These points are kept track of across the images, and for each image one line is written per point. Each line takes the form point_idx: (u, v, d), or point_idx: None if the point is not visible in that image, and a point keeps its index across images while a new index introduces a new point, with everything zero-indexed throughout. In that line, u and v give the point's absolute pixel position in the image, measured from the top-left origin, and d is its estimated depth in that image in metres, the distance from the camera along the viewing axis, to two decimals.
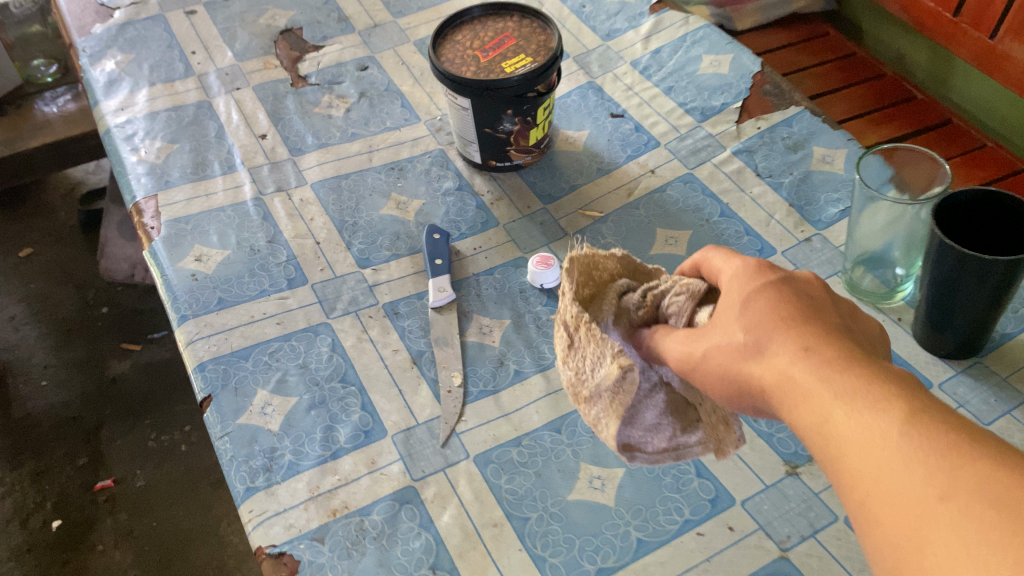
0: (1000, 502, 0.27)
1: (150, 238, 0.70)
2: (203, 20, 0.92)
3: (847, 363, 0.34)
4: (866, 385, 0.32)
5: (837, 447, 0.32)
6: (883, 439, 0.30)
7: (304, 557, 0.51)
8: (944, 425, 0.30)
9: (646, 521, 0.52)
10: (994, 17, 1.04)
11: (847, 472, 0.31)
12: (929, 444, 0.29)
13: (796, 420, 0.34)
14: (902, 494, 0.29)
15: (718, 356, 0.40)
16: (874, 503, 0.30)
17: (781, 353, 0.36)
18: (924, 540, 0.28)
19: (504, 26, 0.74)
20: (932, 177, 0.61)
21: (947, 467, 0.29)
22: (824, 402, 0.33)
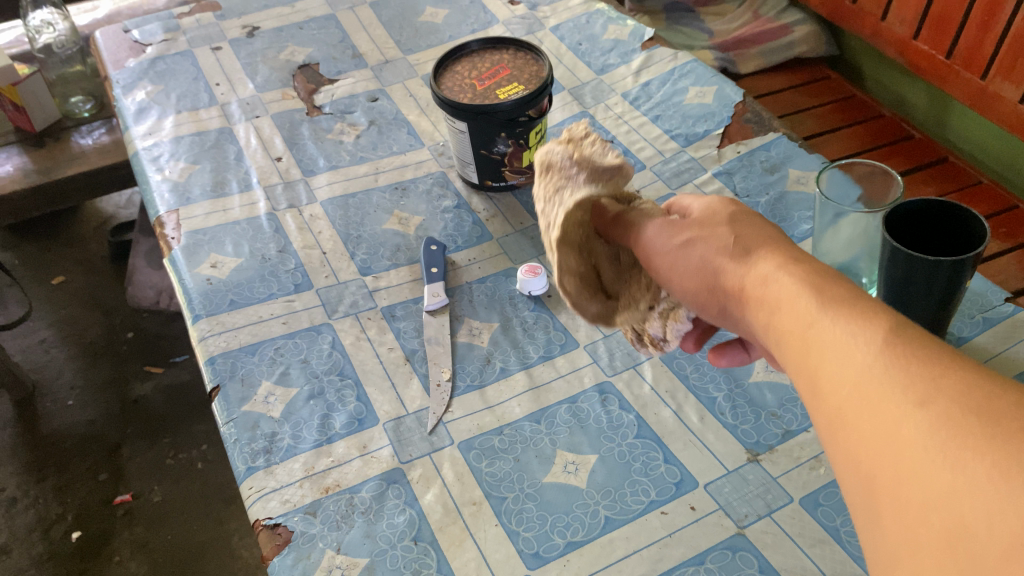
0: (978, 409, 0.28)
1: (171, 247, 0.76)
2: (228, 56, 1.00)
3: (835, 280, 0.37)
4: (852, 298, 0.35)
5: (819, 353, 0.34)
6: (866, 354, 0.32)
7: (297, 528, 0.56)
8: (926, 345, 0.31)
9: (614, 501, 0.56)
10: (983, 59, 1.08)
11: (830, 385, 0.33)
12: (909, 357, 0.31)
13: (780, 328, 0.37)
14: (882, 402, 0.30)
15: (700, 250, 0.45)
16: (850, 402, 0.31)
17: (772, 267, 0.40)
18: (896, 436, 0.29)
19: (500, 58, 0.80)
20: (888, 190, 0.67)
21: (926, 372, 0.30)
22: (811, 309, 0.36)
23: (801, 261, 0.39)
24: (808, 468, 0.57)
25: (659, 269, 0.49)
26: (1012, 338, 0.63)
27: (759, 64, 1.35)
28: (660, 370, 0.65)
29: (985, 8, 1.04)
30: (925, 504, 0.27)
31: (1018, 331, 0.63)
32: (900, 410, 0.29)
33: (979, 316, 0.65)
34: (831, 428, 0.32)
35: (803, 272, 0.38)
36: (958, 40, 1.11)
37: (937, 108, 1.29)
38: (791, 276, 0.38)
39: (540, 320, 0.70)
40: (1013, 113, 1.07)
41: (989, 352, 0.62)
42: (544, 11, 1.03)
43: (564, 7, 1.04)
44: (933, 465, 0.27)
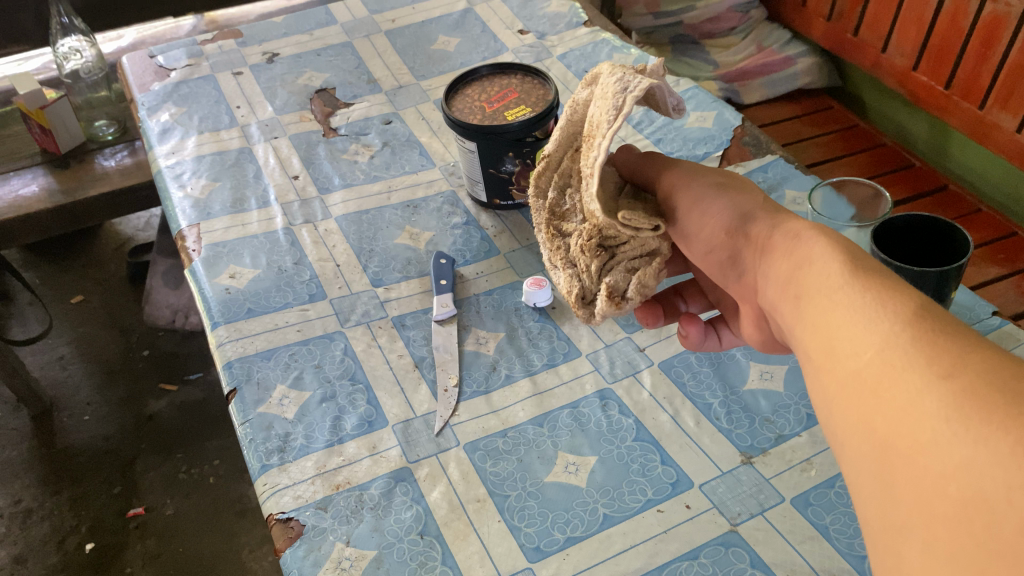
0: (1000, 386, 0.30)
1: (191, 259, 0.80)
2: (248, 81, 1.04)
3: (867, 262, 0.40)
4: (884, 278, 0.38)
5: (848, 324, 0.37)
6: (892, 330, 0.35)
7: (309, 522, 0.58)
8: (952, 328, 0.34)
9: (613, 499, 0.58)
10: (981, 90, 1.11)
11: (852, 357, 0.36)
12: (936, 336, 0.33)
13: (807, 296, 0.41)
14: (905, 375, 0.33)
15: (733, 195, 0.50)
16: (876, 372, 0.34)
17: (806, 240, 0.43)
18: (919, 407, 0.32)
19: (509, 83, 0.84)
20: (878, 211, 0.71)
21: (951, 352, 0.32)
22: (844, 283, 0.39)
23: (830, 238, 0.43)
24: (799, 470, 0.59)
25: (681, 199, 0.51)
26: None
27: (763, 96, 1.39)
28: (659, 377, 0.67)
29: (981, 40, 1.07)
30: (942, 470, 0.30)
31: (1004, 342, 0.66)
32: (926, 383, 0.32)
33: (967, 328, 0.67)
34: (849, 394, 0.35)
35: (835, 247, 0.42)
36: (956, 71, 1.14)
37: (938, 137, 1.32)
38: (823, 248, 0.42)
39: (544, 330, 0.73)
40: (1010, 142, 1.10)
41: None
42: (552, 40, 1.07)
43: (572, 36, 1.08)
44: (954, 435, 0.30)
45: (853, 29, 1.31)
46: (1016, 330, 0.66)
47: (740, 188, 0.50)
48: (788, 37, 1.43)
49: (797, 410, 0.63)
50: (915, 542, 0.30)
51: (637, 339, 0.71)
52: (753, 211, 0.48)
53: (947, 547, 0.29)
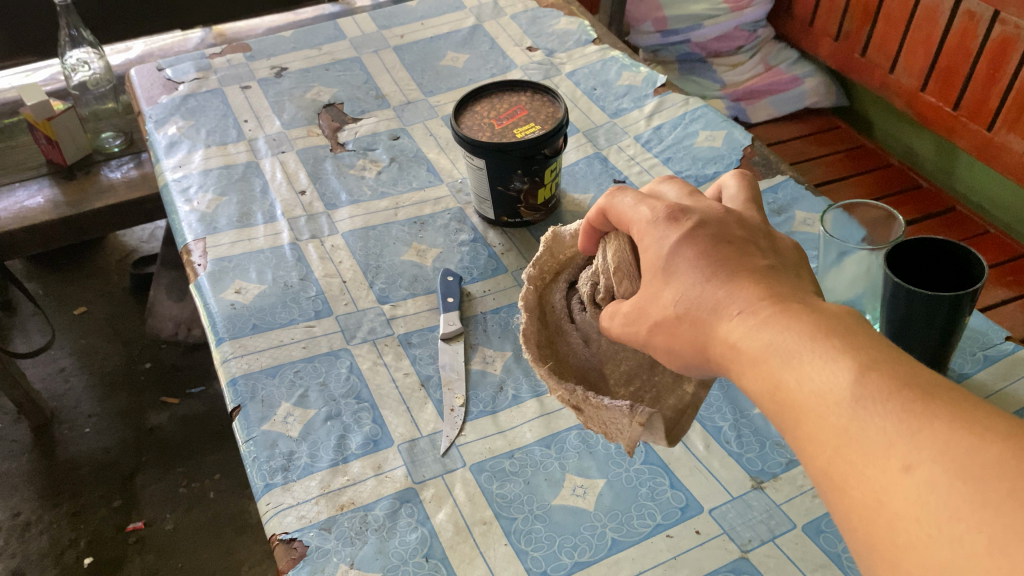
0: (964, 473, 0.30)
1: (196, 274, 0.79)
2: (256, 94, 1.04)
3: (790, 320, 0.39)
4: (807, 346, 0.37)
5: (799, 409, 0.36)
6: (836, 413, 0.34)
7: (313, 543, 0.57)
8: (890, 392, 0.33)
9: (621, 523, 0.57)
10: (990, 111, 1.11)
11: (812, 448, 0.35)
12: (881, 411, 0.33)
13: (748, 383, 0.40)
14: (868, 467, 0.33)
15: (660, 335, 0.48)
16: (839, 469, 0.34)
17: (730, 323, 0.42)
18: (892, 509, 0.31)
19: (518, 100, 0.83)
20: (890, 234, 0.70)
21: (902, 431, 0.32)
22: (779, 368, 0.38)
23: (749, 302, 0.42)
24: (810, 496, 0.58)
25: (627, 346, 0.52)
26: (1011, 375, 0.64)
27: (771, 114, 1.39)
28: None
29: (990, 62, 1.07)
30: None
31: (1018, 368, 0.65)
32: (891, 480, 0.32)
33: (980, 354, 0.66)
34: (826, 491, 0.35)
35: (758, 315, 0.41)
36: (964, 93, 1.14)
37: (945, 158, 1.31)
38: (748, 323, 0.41)
39: None
40: (1018, 164, 1.09)
41: (989, 387, 0.64)
42: (561, 57, 1.07)
43: (580, 53, 1.08)
44: (934, 537, 0.30)
45: (861, 49, 1.31)
46: None
47: (661, 322, 0.47)
48: (797, 56, 1.44)
49: None
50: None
51: None
52: (676, 339, 0.46)
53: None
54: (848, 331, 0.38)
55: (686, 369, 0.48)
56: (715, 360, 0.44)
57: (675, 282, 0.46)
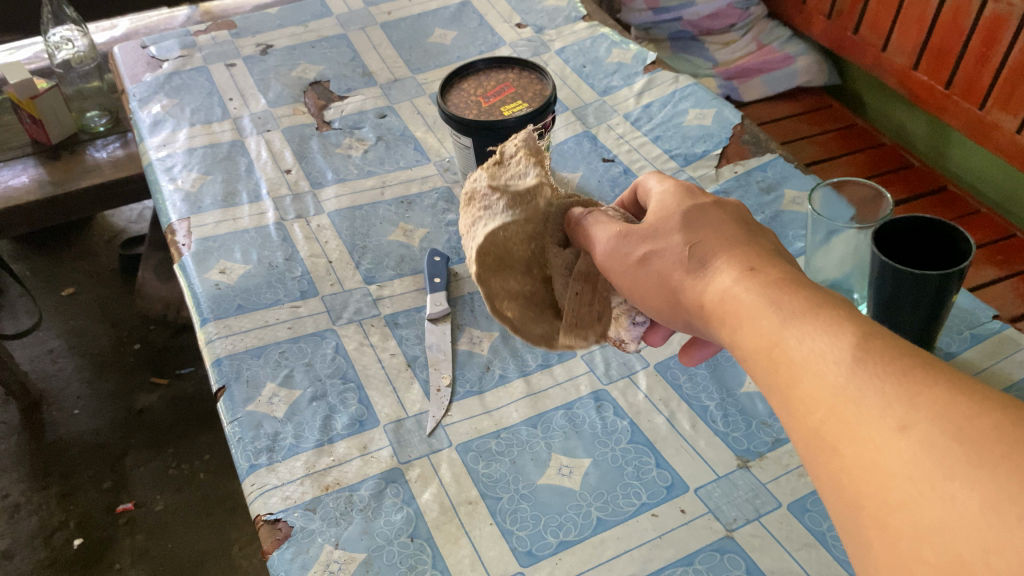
0: (959, 433, 0.29)
1: (181, 253, 0.78)
2: (242, 72, 1.03)
3: (796, 290, 0.39)
4: (811, 311, 0.37)
5: (796, 369, 0.36)
6: (835, 373, 0.34)
7: (297, 523, 0.57)
8: (894, 358, 0.33)
9: (606, 503, 0.57)
10: (982, 90, 1.10)
11: (804, 407, 0.35)
12: (882, 374, 0.32)
13: (743, 341, 0.40)
14: (861, 425, 0.32)
15: (658, 267, 0.48)
16: (831, 425, 0.33)
17: (733, 282, 0.42)
18: (883, 467, 0.30)
19: (505, 77, 0.82)
20: (879, 213, 0.70)
21: (901, 391, 0.31)
22: (779, 327, 0.38)
23: (756, 270, 0.42)
24: (796, 475, 0.58)
25: (616, 278, 0.51)
26: (999, 354, 0.64)
27: (763, 93, 1.38)
28: (655, 379, 0.66)
29: (982, 41, 1.06)
30: (922, 536, 0.28)
31: (1006, 347, 0.65)
32: (883, 437, 0.31)
33: (968, 333, 0.66)
34: (814, 451, 0.34)
35: (765, 279, 0.41)
36: (957, 71, 1.13)
37: (937, 138, 1.30)
38: (753, 283, 0.41)
39: None
40: (1010, 142, 1.09)
41: (975, 366, 0.64)
42: (551, 34, 1.06)
43: (570, 31, 1.07)
44: (923, 496, 0.29)
45: (854, 28, 1.30)
46: (1016, 334, 0.65)
47: (663, 262, 0.48)
48: (790, 34, 1.42)
49: None
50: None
51: None
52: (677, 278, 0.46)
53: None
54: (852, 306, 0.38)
55: (674, 314, 0.48)
56: (712, 322, 0.44)
57: (692, 232, 0.48)
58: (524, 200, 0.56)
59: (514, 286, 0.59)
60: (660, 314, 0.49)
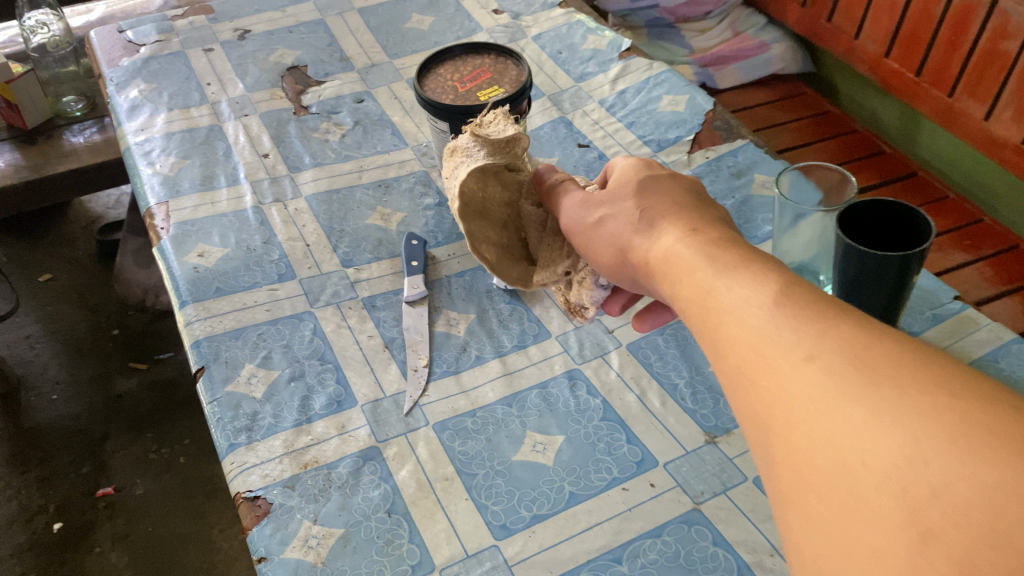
0: (855, 357, 0.30)
1: (160, 237, 0.79)
2: (219, 57, 1.03)
3: (732, 249, 0.41)
4: (744, 265, 0.39)
5: (723, 314, 0.37)
6: (756, 314, 0.35)
7: (277, 500, 0.58)
8: (809, 300, 0.34)
9: (579, 478, 0.59)
10: (951, 77, 1.12)
11: (728, 347, 0.36)
12: (795, 313, 0.34)
13: (682, 295, 0.42)
14: (772, 357, 0.33)
15: (610, 230, 0.51)
16: (747, 355, 0.35)
17: (681, 243, 0.44)
18: (788, 392, 0.32)
19: (482, 63, 0.83)
20: (845, 197, 0.72)
21: (810, 326, 0.33)
22: (714, 278, 0.39)
23: (700, 233, 0.44)
24: None
25: (576, 241, 0.56)
26: (958, 333, 0.66)
27: (738, 80, 1.40)
28: (627, 359, 0.68)
29: (951, 28, 1.09)
30: (812, 446, 0.30)
31: (965, 326, 0.67)
32: (789, 363, 0.32)
33: (930, 313, 0.68)
34: (733, 383, 0.35)
35: (706, 241, 0.43)
36: (927, 58, 1.15)
37: (908, 124, 1.33)
38: (695, 244, 0.43)
39: (514, 312, 0.73)
40: (978, 129, 1.11)
41: (936, 345, 0.66)
42: (527, 21, 1.07)
43: (546, 17, 1.08)
44: (817, 408, 0.30)
45: (827, 15, 1.32)
46: (976, 314, 0.68)
47: (617, 225, 0.51)
48: (765, 22, 1.44)
49: None
50: (800, 523, 0.30)
51: (606, 321, 0.72)
52: (629, 240, 0.50)
53: (824, 525, 0.29)
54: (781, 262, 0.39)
55: (627, 276, 0.52)
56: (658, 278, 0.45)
57: (644, 198, 0.51)
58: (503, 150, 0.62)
59: (494, 234, 0.65)
60: (613, 275, 0.53)
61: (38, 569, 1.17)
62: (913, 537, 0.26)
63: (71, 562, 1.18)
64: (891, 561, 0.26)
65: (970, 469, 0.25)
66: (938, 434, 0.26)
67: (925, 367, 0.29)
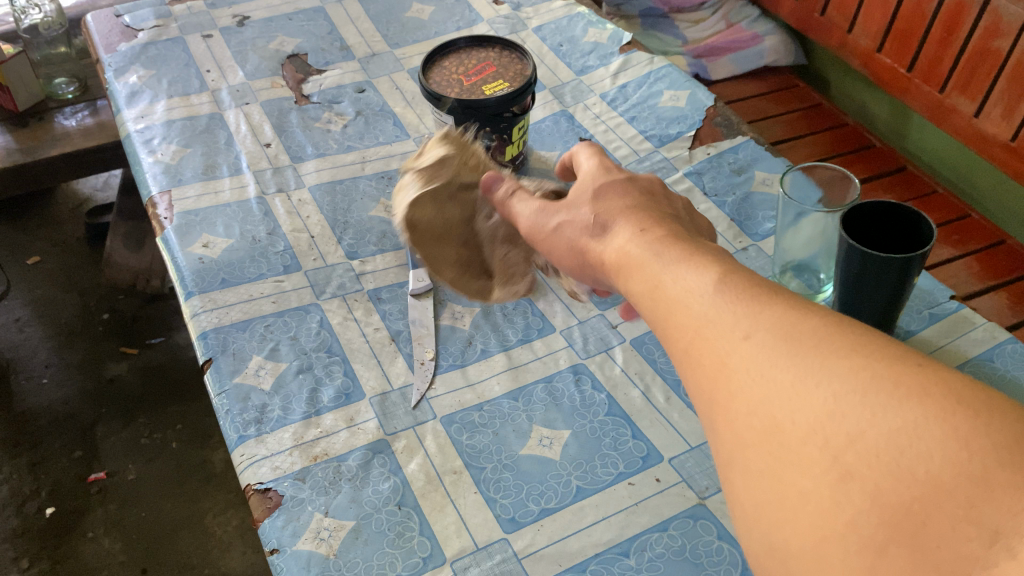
0: (785, 334, 0.34)
1: (163, 227, 0.79)
2: (218, 43, 1.03)
3: (673, 240, 0.45)
4: (685, 255, 0.42)
5: (667, 297, 0.41)
6: (696, 297, 0.39)
7: (287, 493, 0.59)
8: (746, 284, 0.38)
9: (586, 472, 0.60)
10: (942, 74, 1.13)
11: (671, 326, 0.40)
12: (733, 296, 0.38)
13: (631, 284, 0.45)
14: (712, 334, 0.37)
15: (568, 233, 0.54)
16: (689, 333, 0.38)
17: (632, 241, 0.46)
18: (727, 364, 0.35)
19: (486, 56, 0.83)
20: (846, 194, 0.73)
21: (746, 306, 0.37)
22: (660, 269, 0.42)
23: (645, 228, 0.47)
24: None
25: (537, 242, 0.58)
26: (954, 332, 0.68)
27: (731, 71, 1.40)
28: (630, 354, 0.69)
29: (944, 26, 1.10)
30: (749, 410, 0.34)
31: (962, 326, 0.68)
32: (729, 340, 0.36)
33: (927, 312, 0.70)
34: (677, 359, 0.39)
35: (653, 235, 0.46)
36: (919, 54, 1.16)
37: (899, 119, 1.34)
38: (643, 237, 0.46)
39: (519, 306, 0.74)
40: (967, 125, 1.13)
41: (933, 344, 0.67)
42: (528, 12, 1.07)
43: (547, 8, 1.08)
44: (754, 379, 0.34)
45: (821, 9, 1.33)
46: (972, 314, 0.69)
47: (574, 226, 0.53)
48: (758, 13, 1.44)
49: None
50: (737, 478, 0.34)
51: (609, 316, 0.73)
52: (584, 241, 0.52)
53: (758, 477, 0.33)
54: (720, 253, 0.43)
55: (587, 276, 0.54)
56: (612, 273, 0.48)
57: (599, 201, 0.52)
58: (438, 170, 0.64)
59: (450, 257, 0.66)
60: (573, 275, 0.55)
61: (31, 554, 1.17)
62: (837, 481, 0.30)
63: (63, 548, 1.18)
64: (818, 502, 0.30)
65: (884, 422, 0.30)
66: (857, 392, 0.31)
67: (846, 339, 0.33)
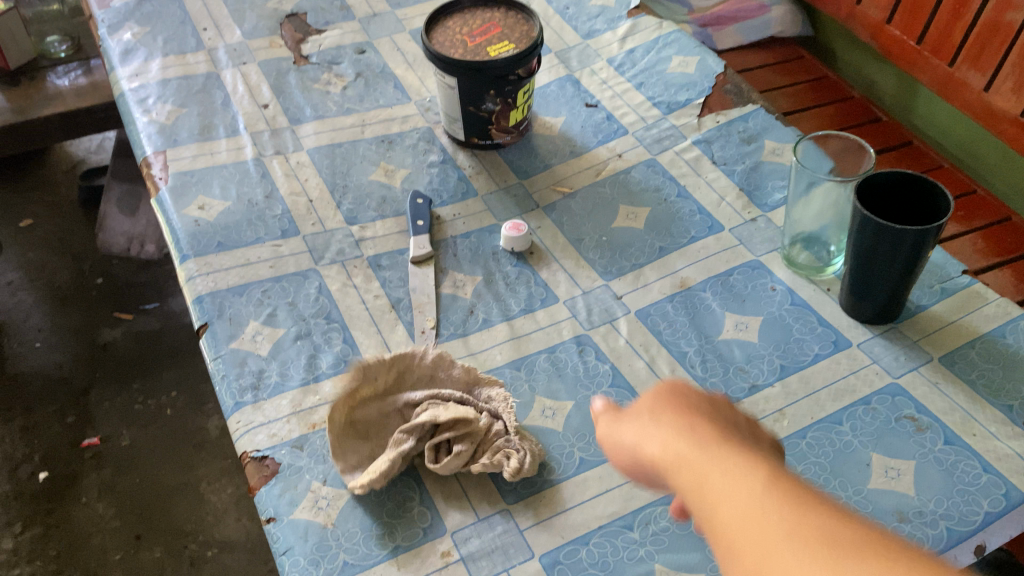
0: (850, 562, 0.29)
1: (158, 188, 0.77)
2: (215, 1, 1.00)
3: (708, 425, 0.38)
4: (724, 446, 0.36)
5: (707, 491, 0.34)
6: (742, 503, 0.33)
7: (284, 461, 0.58)
8: (802, 495, 0.32)
9: (589, 443, 0.59)
10: (953, 47, 1.04)
11: (712, 529, 0.33)
12: (789, 509, 0.32)
13: (661, 472, 0.38)
14: (766, 555, 0.31)
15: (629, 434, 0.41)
16: (736, 549, 0.32)
17: (671, 443, 0.38)
18: None
19: (491, 16, 0.81)
20: (857, 166, 0.72)
21: (807, 526, 0.31)
22: (695, 463, 0.36)
23: (678, 409, 0.40)
24: (771, 420, 0.60)
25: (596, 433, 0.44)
26: (966, 308, 0.67)
27: (736, 42, 1.27)
28: (635, 325, 0.67)
29: None
30: None
31: (973, 301, 0.67)
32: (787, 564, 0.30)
33: (938, 286, 0.68)
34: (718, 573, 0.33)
35: (686, 415, 0.39)
36: (929, 26, 1.07)
37: (905, 91, 1.24)
38: (674, 421, 0.39)
39: (522, 276, 0.72)
40: (977, 101, 1.04)
41: (944, 320, 0.66)
42: None
43: None
44: None
45: None
46: (984, 289, 0.68)
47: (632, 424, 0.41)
48: None
49: (771, 361, 0.64)
50: None
51: (614, 286, 0.71)
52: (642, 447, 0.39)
53: None
54: (775, 458, 0.37)
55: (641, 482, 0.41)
56: (655, 475, 0.39)
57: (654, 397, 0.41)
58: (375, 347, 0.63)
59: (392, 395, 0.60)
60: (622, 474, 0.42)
61: (24, 519, 1.16)
62: None
63: (56, 512, 1.17)
64: None
65: None
66: None
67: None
